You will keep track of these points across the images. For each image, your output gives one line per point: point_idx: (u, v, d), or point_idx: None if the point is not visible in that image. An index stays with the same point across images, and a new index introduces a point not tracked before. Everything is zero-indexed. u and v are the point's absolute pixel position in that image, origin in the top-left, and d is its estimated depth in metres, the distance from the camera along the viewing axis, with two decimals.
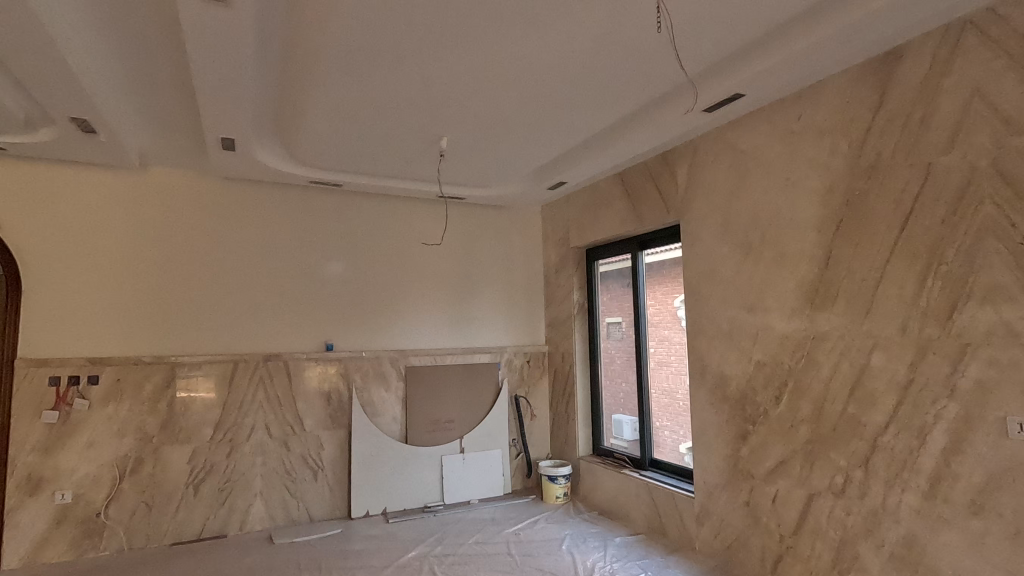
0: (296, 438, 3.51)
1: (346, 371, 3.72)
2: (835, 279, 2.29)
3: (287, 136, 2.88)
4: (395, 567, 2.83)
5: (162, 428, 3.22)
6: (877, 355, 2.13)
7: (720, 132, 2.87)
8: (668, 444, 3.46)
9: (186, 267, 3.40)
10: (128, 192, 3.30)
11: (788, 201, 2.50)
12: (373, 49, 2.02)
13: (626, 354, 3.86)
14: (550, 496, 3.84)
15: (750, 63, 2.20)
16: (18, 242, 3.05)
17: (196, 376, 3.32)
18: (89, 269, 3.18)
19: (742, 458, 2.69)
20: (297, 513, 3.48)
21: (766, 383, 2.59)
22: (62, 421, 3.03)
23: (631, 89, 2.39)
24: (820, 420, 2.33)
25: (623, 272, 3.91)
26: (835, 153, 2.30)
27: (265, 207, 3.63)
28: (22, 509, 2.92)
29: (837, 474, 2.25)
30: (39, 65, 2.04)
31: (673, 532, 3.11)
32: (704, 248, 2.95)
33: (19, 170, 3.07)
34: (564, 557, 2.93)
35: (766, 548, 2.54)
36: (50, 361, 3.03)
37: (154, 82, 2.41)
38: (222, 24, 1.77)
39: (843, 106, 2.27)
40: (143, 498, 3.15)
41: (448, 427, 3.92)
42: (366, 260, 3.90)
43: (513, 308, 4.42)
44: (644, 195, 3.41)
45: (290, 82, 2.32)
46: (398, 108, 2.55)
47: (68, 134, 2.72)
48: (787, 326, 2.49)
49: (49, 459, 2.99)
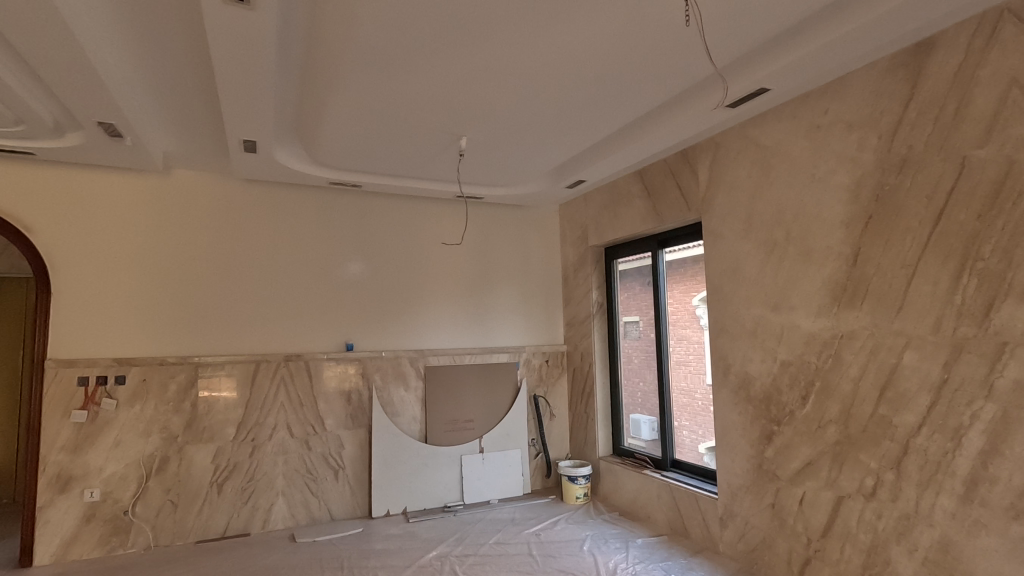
0: (317, 438, 3.54)
1: (365, 371, 3.73)
2: (864, 276, 2.24)
3: (308, 137, 2.90)
4: (416, 567, 2.83)
5: (186, 427, 3.26)
6: (909, 354, 2.08)
7: (743, 128, 2.82)
8: (687, 444, 3.43)
9: (208, 269, 3.44)
10: (153, 195, 3.35)
11: (814, 197, 2.45)
12: (394, 49, 2.02)
13: (644, 353, 3.82)
14: (570, 496, 3.82)
15: (776, 56, 2.15)
16: (48, 244, 3.11)
17: (219, 376, 3.36)
18: (116, 271, 3.23)
19: (767, 460, 2.64)
20: (318, 513, 3.50)
21: (791, 383, 2.54)
22: (91, 420, 3.09)
23: (653, 85, 2.36)
24: (849, 421, 2.28)
25: (642, 270, 3.87)
26: (863, 147, 2.25)
27: (286, 208, 3.66)
28: (52, 506, 2.98)
29: (868, 475, 2.20)
30: (67, 70, 2.07)
31: (695, 533, 3.07)
32: (726, 246, 2.91)
33: (49, 174, 3.14)
34: (586, 558, 2.91)
35: (792, 551, 2.49)
36: (79, 361, 3.09)
37: (179, 86, 2.44)
38: (245, 27, 1.78)
39: (873, 98, 2.22)
40: (169, 496, 3.19)
41: (467, 427, 3.92)
42: (385, 261, 3.92)
43: (531, 308, 4.40)
44: (664, 192, 3.37)
45: (310, 84, 2.32)
46: (419, 109, 2.55)
47: (96, 139, 2.78)
48: (813, 325, 2.44)
49: (79, 457, 3.05)
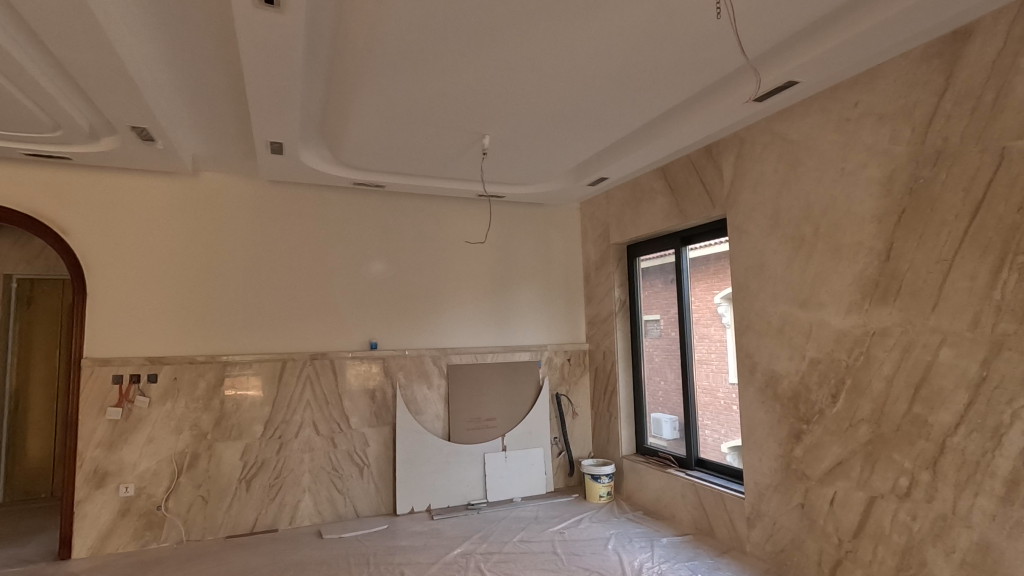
0: (342, 436, 3.58)
1: (389, 369, 3.77)
2: (896, 272, 2.20)
3: (333, 138, 2.93)
4: (441, 564, 2.85)
5: (216, 424, 3.33)
6: (946, 351, 2.03)
7: (769, 122, 2.78)
8: (710, 443, 3.40)
9: (236, 269, 3.50)
10: (183, 197, 3.42)
11: (844, 191, 2.40)
12: (419, 48, 2.03)
13: (666, 352, 3.79)
14: (593, 495, 3.81)
15: (807, 47, 2.11)
16: (83, 247, 3.20)
17: (246, 374, 3.42)
18: (148, 272, 3.32)
19: (796, 459, 2.60)
20: (344, 509, 3.55)
21: (821, 381, 2.49)
22: (125, 417, 3.17)
23: (678, 80, 2.33)
24: (881, 419, 2.23)
25: (665, 267, 3.84)
26: (896, 140, 2.20)
27: (311, 209, 3.71)
28: (89, 501, 3.07)
29: (902, 475, 2.15)
30: (103, 76, 2.13)
31: (721, 533, 3.04)
32: (752, 242, 2.87)
33: (85, 178, 3.23)
34: (610, 556, 2.90)
35: (822, 553, 2.45)
36: (113, 360, 3.17)
37: (209, 89, 2.49)
38: (277, 30, 1.81)
39: (906, 89, 2.17)
40: (199, 492, 3.26)
41: (489, 425, 3.94)
42: (407, 260, 3.95)
43: (552, 306, 4.40)
44: (688, 189, 3.34)
45: (336, 86, 2.35)
46: (442, 109, 2.57)
47: (129, 143, 2.84)
48: (843, 322, 2.40)
49: (114, 453, 3.14)
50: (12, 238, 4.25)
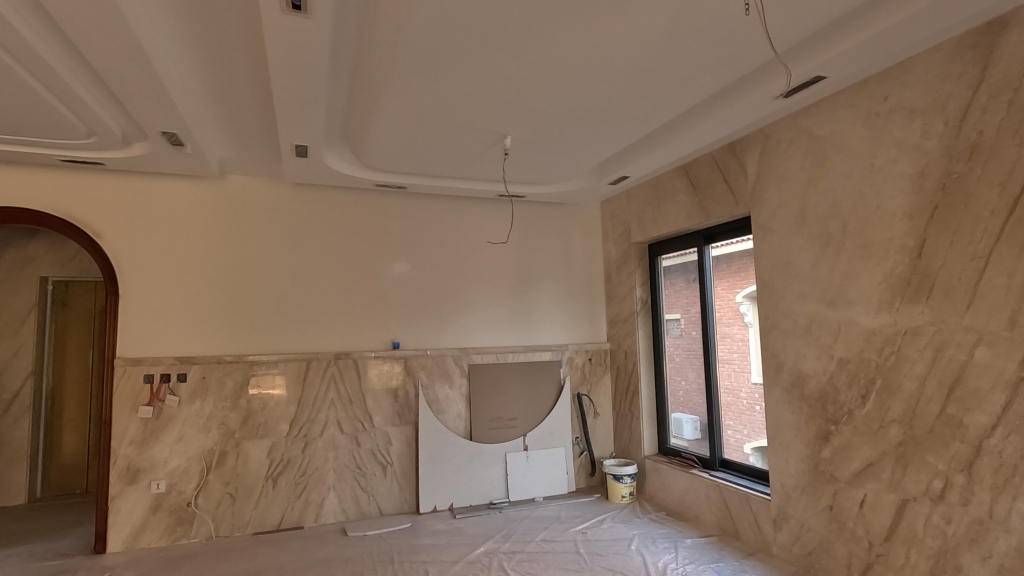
0: (366, 435, 3.62)
1: (411, 369, 3.80)
2: (928, 270, 2.15)
3: (357, 141, 2.97)
4: (464, 562, 2.87)
5: (243, 423, 3.39)
6: (981, 350, 1.97)
7: (795, 117, 2.74)
8: (733, 444, 3.37)
9: (261, 271, 3.56)
10: (211, 200, 3.50)
11: (874, 188, 2.35)
12: (441, 50, 2.04)
13: (688, 351, 3.75)
14: (615, 495, 3.79)
15: (834, 42, 2.08)
16: (116, 250, 3.29)
17: (272, 374, 3.48)
18: (177, 274, 3.39)
19: (824, 460, 2.56)
20: (368, 507, 3.59)
21: (849, 381, 2.45)
22: (156, 415, 3.25)
23: (703, 77, 2.31)
24: (914, 421, 2.18)
25: (687, 266, 3.80)
26: (928, 135, 2.15)
27: (333, 211, 3.75)
28: (123, 496, 3.16)
29: (935, 478, 2.10)
30: (135, 83, 2.19)
31: (747, 535, 3.00)
32: (778, 240, 2.83)
33: (117, 182, 3.31)
34: (634, 557, 2.89)
35: (852, 556, 2.41)
36: (143, 360, 3.25)
37: (236, 95, 2.54)
38: (303, 35, 1.84)
39: (938, 83, 2.11)
40: (227, 489, 3.33)
41: (510, 424, 3.95)
42: (429, 260, 3.97)
43: (573, 306, 4.38)
44: (711, 187, 3.30)
45: (360, 90, 2.38)
46: (465, 110, 2.59)
47: (159, 148, 2.92)
48: (873, 321, 2.35)
49: (145, 451, 3.22)
50: (47, 241, 4.36)
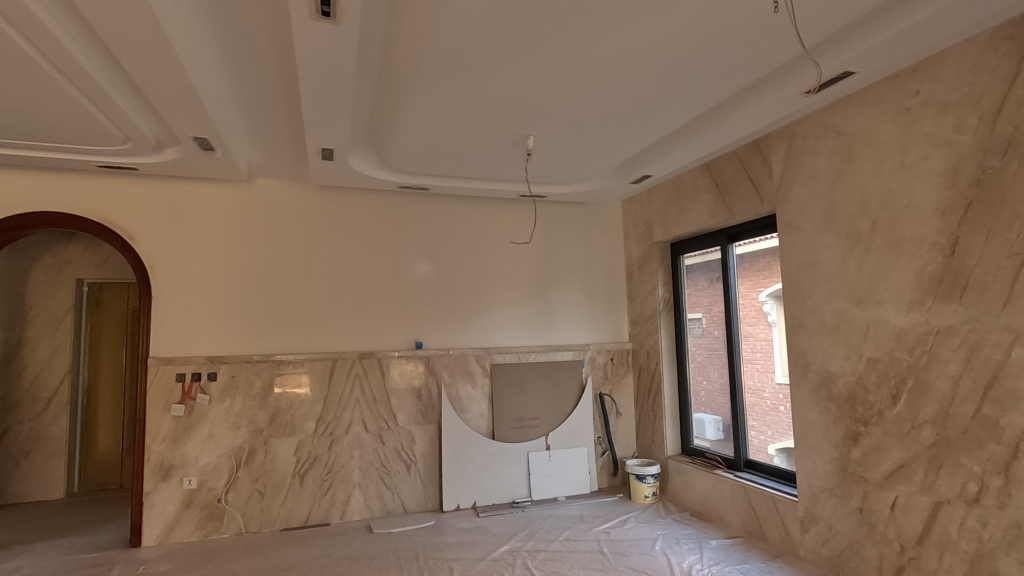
0: (390, 433, 3.67)
1: (434, 369, 3.83)
2: (962, 267, 2.10)
3: (381, 144, 3.01)
4: (488, 560, 2.89)
5: (271, 421, 3.46)
6: (1019, 350, 1.92)
7: (822, 113, 2.70)
8: (757, 445, 3.33)
9: (287, 272, 3.63)
10: (239, 203, 3.57)
11: (904, 184, 2.31)
12: (466, 54, 2.07)
13: (711, 351, 3.72)
14: (638, 496, 3.78)
15: (863, 37, 2.05)
16: (149, 252, 3.39)
17: (299, 373, 3.55)
18: (206, 275, 3.47)
19: (853, 461, 2.52)
20: (392, 505, 3.63)
21: (879, 381, 2.40)
22: (187, 413, 3.34)
23: (728, 74, 2.29)
24: (947, 421, 2.14)
25: (710, 264, 3.77)
26: (961, 130, 2.11)
27: (357, 213, 3.81)
28: (157, 492, 3.25)
29: (970, 480, 2.05)
30: (170, 90, 2.26)
31: (773, 537, 2.96)
32: (804, 238, 2.79)
33: (150, 187, 3.41)
34: (659, 557, 2.88)
35: (882, 559, 2.37)
36: (175, 360, 3.34)
37: (265, 99, 2.59)
38: (332, 41, 1.88)
39: (972, 76, 2.07)
40: (256, 486, 3.40)
41: (533, 424, 3.96)
42: (451, 260, 4.00)
43: (594, 306, 4.38)
44: (734, 185, 3.27)
45: (385, 94, 2.42)
46: (488, 112, 2.61)
47: (191, 152, 2.99)
48: (904, 320, 2.31)
49: (178, 448, 3.31)
50: (83, 244, 4.51)
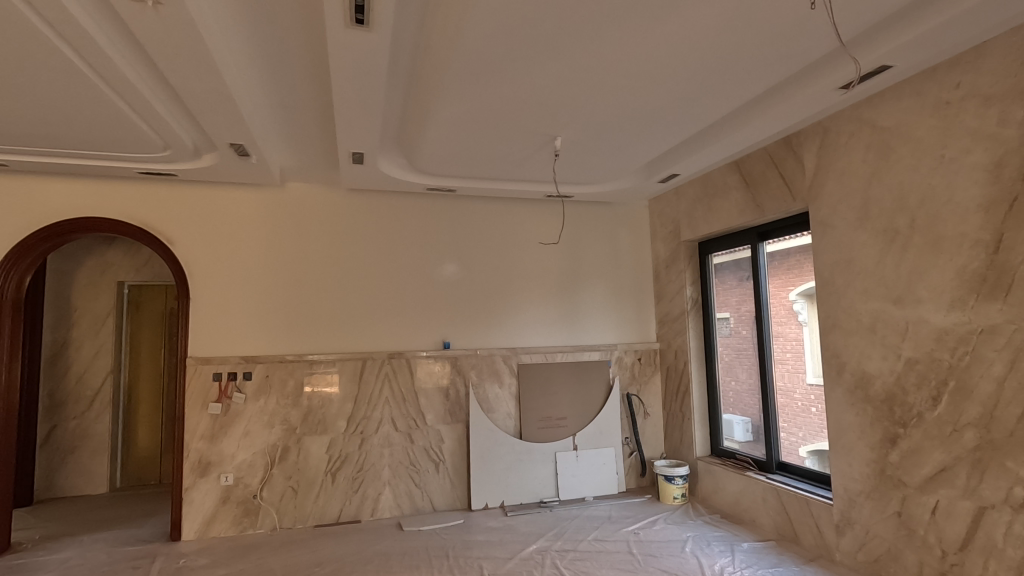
0: (419, 432, 3.72)
1: (461, 369, 3.87)
2: (1007, 265, 2.03)
3: (409, 147, 3.05)
4: (517, 559, 2.90)
5: (304, 419, 3.54)
6: None
7: (856, 108, 2.64)
8: (789, 446, 3.27)
9: (318, 274, 3.70)
10: (272, 207, 3.66)
11: (945, 180, 2.25)
12: (495, 57, 2.09)
13: (740, 351, 3.67)
14: (667, 497, 3.75)
15: (899, 31, 2.01)
16: (187, 255, 3.50)
17: (330, 373, 3.62)
18: (241, 277, 3.57)
19: (891, 464, 2.45)
20: (421, 503, 3.68)
21: (919, 383, 2.34)
22: (224, 411, 3.43)
23: (759, 71, 2.27)
24: (992, 424, 2.07)
25: (739, 263, 3.71)
26: (1005, 123, 2.04)
27: (385, 215, 3.86)
28: (196, 487, 3.35)
29: (1017, 485, 1.99)
30: (211, 98, 2.34)
31: (806, 540, 2.91)
32: (839, 236, 2.73)
33: (188, 192, 3.52)
34: (689, 559, 2.85)
35: (923, 565, 2.31)
36: (212, 360, 3.44)
37: (298, 105, 2.65)
38: (365, 48, 1.92)
39: (1016, 68, 2.00)
40: (290, 483, 3.48)
41: (560, 424, 3.96)
42: (477, 261, 4.03)
43: (621, 305, 4.35)
44: (765, 182, 3.22)
45: (415, 97, 2.45)
46: (515, 114, 2.63)
47: (227, 158, 3.08)
48: (945, 319, 2.24)
49: (215, 445, 3.41)
50: (124, 248, 4.67)
